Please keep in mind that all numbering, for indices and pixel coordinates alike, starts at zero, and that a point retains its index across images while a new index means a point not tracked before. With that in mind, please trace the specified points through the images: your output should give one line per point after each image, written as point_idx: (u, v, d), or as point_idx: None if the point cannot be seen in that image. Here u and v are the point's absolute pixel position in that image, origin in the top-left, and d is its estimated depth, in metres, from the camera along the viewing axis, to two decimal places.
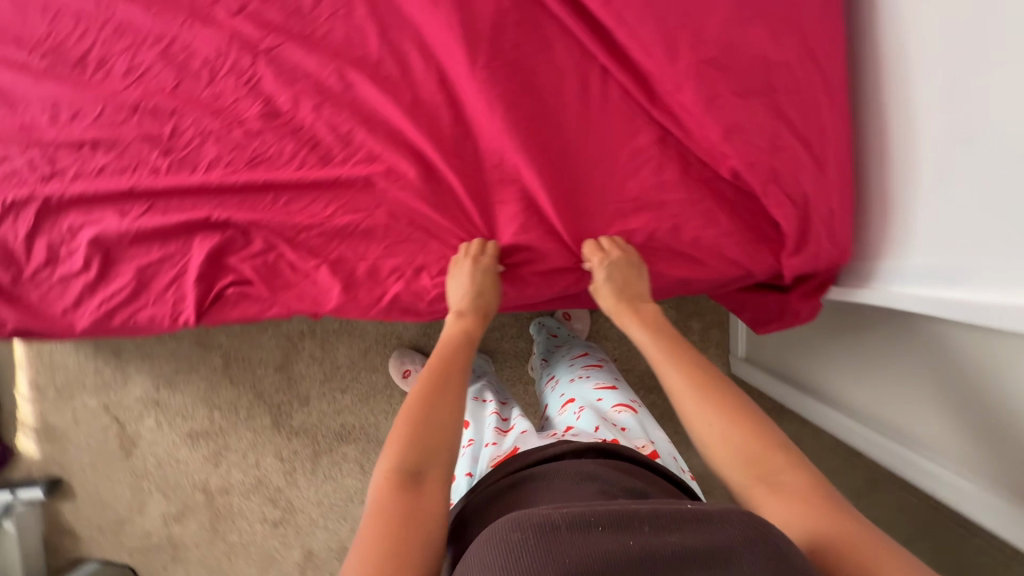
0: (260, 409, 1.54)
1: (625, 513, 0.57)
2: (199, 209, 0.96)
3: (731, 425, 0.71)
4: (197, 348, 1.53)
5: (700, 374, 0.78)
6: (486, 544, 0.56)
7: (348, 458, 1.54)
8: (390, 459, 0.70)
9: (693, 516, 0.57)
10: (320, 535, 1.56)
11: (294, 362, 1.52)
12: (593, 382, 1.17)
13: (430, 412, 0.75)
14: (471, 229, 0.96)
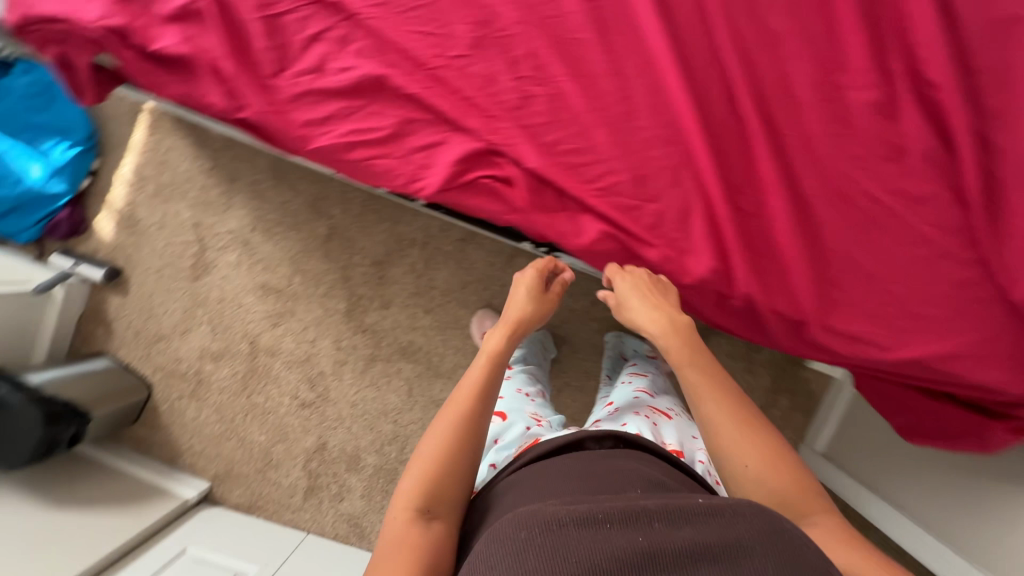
0: (340, 294, 1.51)
1: (634, 508, 0.51)
2: (387, 39, 0.73)
3: (759, 449, 0.59)
4: (308, 210, 1.50)
5: (702, 374, 0.64)
6: (491, 543, 0.51)
7: (400, 375, 1.51)
8: (408, 495, 0.68)
9: (703, 510, 0.51)
10: (341, 434, 1.53)
11: (393, 263, 1.50)
12: (631, 387, 1.04)
13: (451, 452, 0.72)
14: (697, 209, 0.70)
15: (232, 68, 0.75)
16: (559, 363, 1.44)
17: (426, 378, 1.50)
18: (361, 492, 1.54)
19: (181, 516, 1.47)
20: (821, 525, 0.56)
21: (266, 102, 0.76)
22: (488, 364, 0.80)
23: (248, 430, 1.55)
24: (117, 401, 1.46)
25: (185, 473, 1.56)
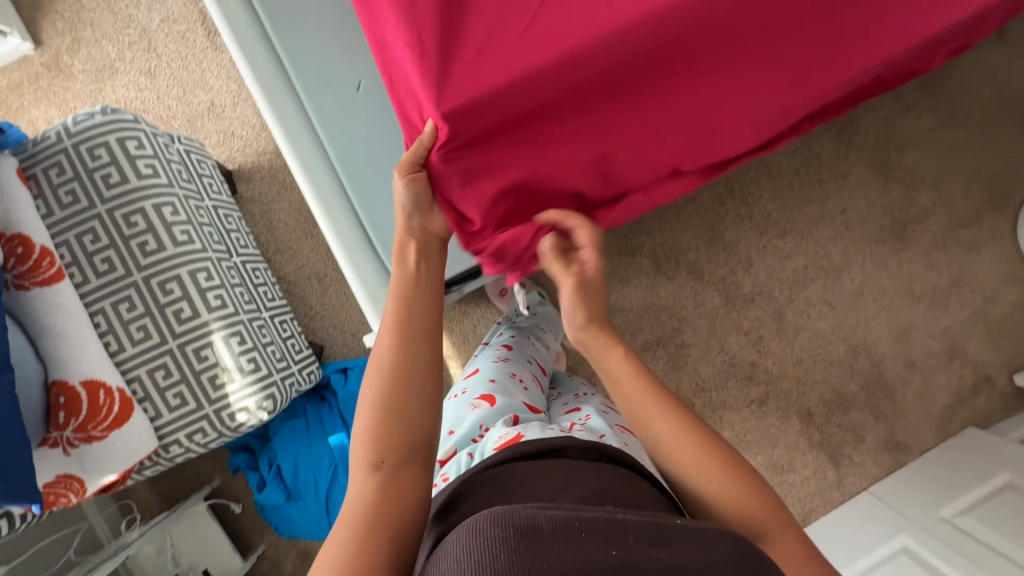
0: (710, 290, 1.42)
1: (611, 517, 0.47)
2: None
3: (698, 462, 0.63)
4: (624, 257, 1.42)
5: (642, 399, 0.68)
6: (462, 541, 0.47)
7: (812, 302, 1.42)
8: (370, 444, 0.64)
9: (676, 532, 0.48)
10: (814, 391, 1.44)
11: (722, 229, 1.41)
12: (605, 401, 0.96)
13: (405, 391, 0.67)
14: None
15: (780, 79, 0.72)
16: (914, 172, 1.40)
17: (833, 282, 1.42)
18: (874, 417, 1.44)
19: None
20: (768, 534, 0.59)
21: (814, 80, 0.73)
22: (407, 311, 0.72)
23: None
24: None
25: None
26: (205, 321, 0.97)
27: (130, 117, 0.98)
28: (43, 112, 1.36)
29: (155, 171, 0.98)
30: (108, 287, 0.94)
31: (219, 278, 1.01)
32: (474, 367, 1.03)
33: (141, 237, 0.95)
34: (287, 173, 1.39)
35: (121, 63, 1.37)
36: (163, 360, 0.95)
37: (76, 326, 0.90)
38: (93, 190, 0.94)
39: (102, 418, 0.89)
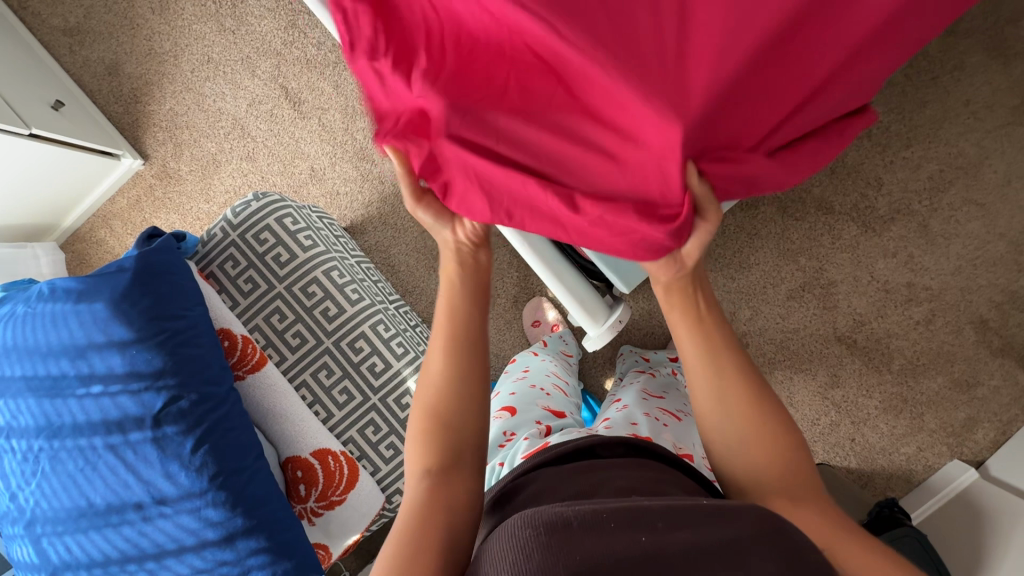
0: (844, 221, 1.36)
1: (638, 508, 0.50)
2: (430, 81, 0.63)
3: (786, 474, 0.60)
4: (748, 211, 1.39)
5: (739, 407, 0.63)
6: (498, 545, 0.49)
7: (958, 205, 1.34)
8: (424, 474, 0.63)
9: (706, 515, 0.49)
10: (983, 296, 1.35)
11: (842, 156, 1.36)
12: (641, 388, 1.07)
13: (456, 410, 0.66)
14: None
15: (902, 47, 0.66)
16: None
17: (974, 178, 1.33)
18: None
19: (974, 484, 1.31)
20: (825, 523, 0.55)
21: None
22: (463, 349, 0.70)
23: (923, 386, 1.38)
24: (846, 485, 1.32)
25: (933, 474, 1.38)
26: (398, 369, 0.99)
27: (279, 197, 1.01)
28: (165, 219, 1.44)
29: (314, 240, 1.01)
30: (305, 359, 0.98)
31: (394, 326, 1.02)
32: (495, 393, 1.13)
33: (321, 306, 0.98)
34: (396, 217, 1.41)
35: (223, 155, 1.44)
36: (369, 416, 0.98)
37: (290, 401, 0.93)
38: (269, 272, 0.98)
39: (337, 482, 0.92)
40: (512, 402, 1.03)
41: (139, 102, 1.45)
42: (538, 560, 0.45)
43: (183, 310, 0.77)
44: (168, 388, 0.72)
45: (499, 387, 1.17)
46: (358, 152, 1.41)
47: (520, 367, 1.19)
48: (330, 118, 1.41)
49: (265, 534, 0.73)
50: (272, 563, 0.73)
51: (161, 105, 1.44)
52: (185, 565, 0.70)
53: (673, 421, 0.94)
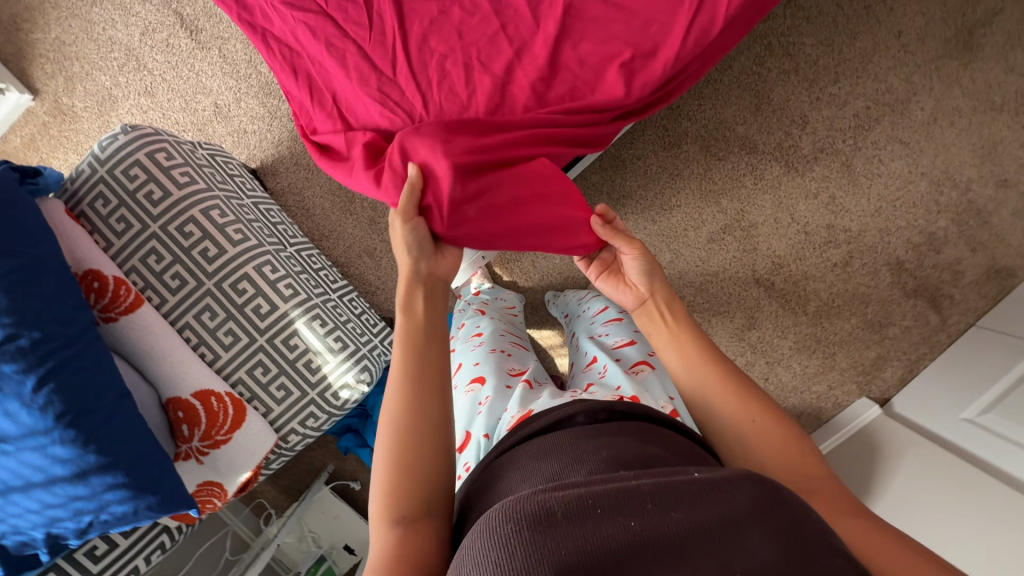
0: (768, 160, 1.34)
1: (622, 488, 0.46)
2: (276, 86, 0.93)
3: (779, 455, 0.62)
4: (670, 150, 1.35)
5: (724, 398, 0.68)
6: (479, 539, 0.44)
7: (882, 143, 1.32)
8: (388, 500, 0.59)
9: (696, 489, 0.46)
10: (901, 238, 1.36)
11: (768, 91, 1.31)
12: (610, 340, 0.98)
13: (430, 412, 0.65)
14: None
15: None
16: None
17: (902, 115, 1.30)
18: (972, 248, 1.35)
19: (878, 422, 1.36)
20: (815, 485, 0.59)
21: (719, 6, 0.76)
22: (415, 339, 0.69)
23: (837, 327, 1.41)
24: None
25: (841, 412, 1.43)
26: (285, 311, 0.98)
27: (152, 131, 0.96)
28: (64, 159, 1.36)
29: (192, 177, 0.97)
30: (186, 301, 0.95)
31: (283, 268, 1.01)
32: (459, 363, 1.00)
33: (200, 246, 0.95)
34: (308, 156, 1.35)
35: (119, 90, 1.35)
36: (257, 358, 0.97)
37: (170, 342, 0.92)
38: (141, 210, 0.94)
39: (221, 423, 0.92)
40: (483, 372, 0.92)
41: (22, 31, 1.34)
42: (521, 557, 0.41)
43: (22, 248, 0.74)
44: (5, 326, 0.70)
45: (460, 347, 1.06)
46: (263, 86, 1.33)
47: (479, 333, 1.06)
48: (231, 48, 1.32)
49: (123, 471, 0.73)
50: (132, 497, 0.73)
51: (46, 34, 1.34)
52: (34, 500, 0.71)
53: (650, 369, 0.87)
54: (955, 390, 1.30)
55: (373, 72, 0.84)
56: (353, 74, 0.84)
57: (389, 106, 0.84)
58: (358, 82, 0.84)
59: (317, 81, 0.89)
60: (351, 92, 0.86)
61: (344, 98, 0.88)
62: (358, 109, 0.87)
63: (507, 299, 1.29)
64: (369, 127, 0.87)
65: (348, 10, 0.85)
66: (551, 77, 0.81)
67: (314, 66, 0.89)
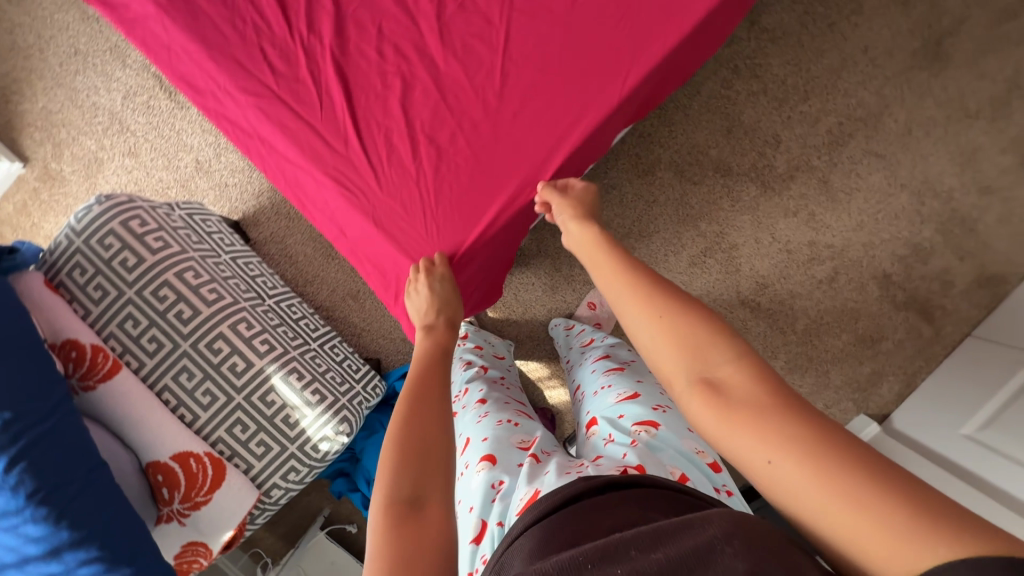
0: (743, 181, 1.33)
1: (606, 542, 0.49)
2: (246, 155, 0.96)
3: (693, 369, 0.54)
4: (644, 177, 1.35)
5: (656, 332, 0.59)
6: None
7: (859, 158, 1.31)
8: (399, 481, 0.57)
9: (674, 529, 0.48)
10: (886, 251, 1.34)
11: (739, 114, 1.31)
12: (612, 394, 0.92)
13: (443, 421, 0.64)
14: None
15: (588, 36, 0.81)
16: None
17: (876, 128, 1.30)
18: (960, 257, 1.33)
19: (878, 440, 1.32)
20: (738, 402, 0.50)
21: (649, 44, 0.78)
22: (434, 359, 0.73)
23: (827, 344, 1.38)
24: None
25: None
26: (261, 367, 0.99)
27: (125, 198, 0.99)
28: (54, 223, 1.40)
29: (166, 241, 0.99)
30: (164, 363, 0.97)
31: (259, 323, 1.03)
32: (463, 437, 0.92)
33: (175, 309, 0.97)
34: (289, 205, 1.38)
35: (105, 152, 1.39)
36: (236, 416, 0.98)
37: (148, 405, 0.93)
38: (117, 277, 0.96)
39: (201, 484, 0.93)
40: (490, 449, 0.84)
41: (13, 103, 1.40)
42: None
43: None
44: None
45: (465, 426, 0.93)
46: None
47: (481, 399, 0.98)
48: None
49: (98, 544, 0.74)
50: (107, 570, 0.74)
51: (35, 104, 1.39)
52: None
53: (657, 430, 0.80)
54: (953, 403, 1.26)
55: (322, 152, 0.86)
56: (303, 152, 0.86)
57: (339, 183, 0.85)
58: (311, 159, 0.86)
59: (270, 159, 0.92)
60: (304, 171, 0.88)
61: (299, 177, 0.91)
62: (312, 184, 0.89)
63: (498, 350, 1.23)
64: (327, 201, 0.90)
65: (296, 91, 0.88)
66: (493, 146, 0.83)
67: (268, 147, 0.91)
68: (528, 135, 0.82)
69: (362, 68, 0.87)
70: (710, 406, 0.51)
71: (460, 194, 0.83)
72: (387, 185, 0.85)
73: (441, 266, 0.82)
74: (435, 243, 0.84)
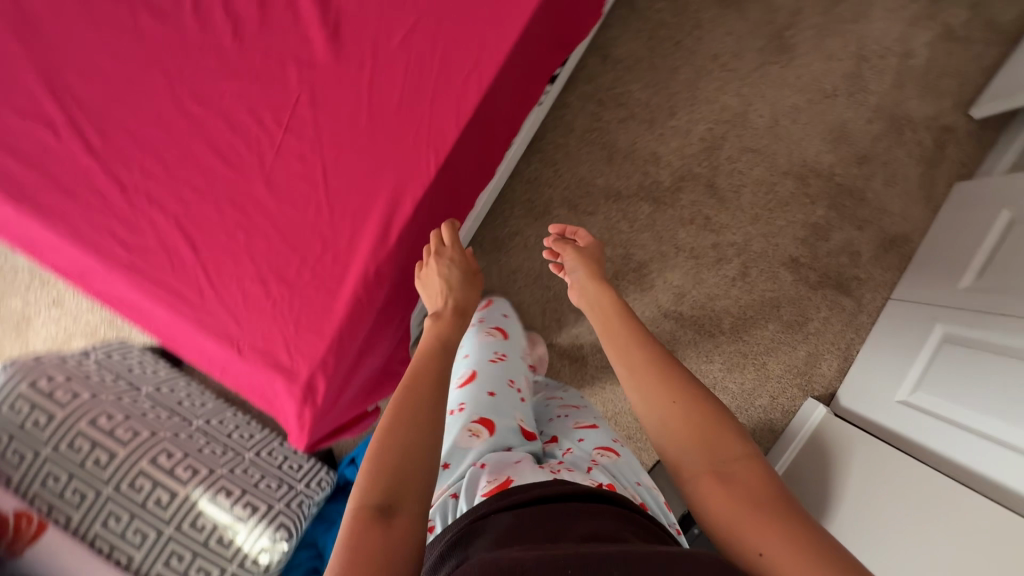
0: (635, 202, 1.38)
1: (598, 555, 0.45)
2: (57, 274, 0.79)
3: (700, 438, 0.63)
4: (541, 219, 1.40)
5: (653, 390, 0.68)
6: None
7: (735, 157, 1.36)
8: (371, 482, 0.53)
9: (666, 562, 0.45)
10: (787, 237, 1.37)
11: (614, 141, 1.37)
12: (572, 421, 0.90)
13: (416, 432, 0.57)
14: None
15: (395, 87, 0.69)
16: None
17: (744, 126, 1.35)
18: (858, 227, 1.36)
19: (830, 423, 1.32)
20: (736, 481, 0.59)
21: (465, 87, 0.69)
22: (431, 346, 0.66)
23: (757, 337, 1.40)
24: None
25: (791, 420, 1.39)
26: (186, 494, 1.02)
27: (31, 362, 1.04)
28: None
29: (75, 393, 1.04)
30: (90, 513, 0.98)
31: (180, 450, 1.06)
32: (466, 371, 0.93)
33: (92, 457, 1.00)
34: None
35: (31, 309, 1.44)
36: (169, 548, 0.99)
37: (78, 557, 0.93)
38: (31, 439, 0.99)
39: None
40: (487, 407, 0.84)
41: None
42: None
43: None
44: None
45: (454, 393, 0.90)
46: None
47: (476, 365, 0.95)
48: None
49: None
50: None
51: None
52: None
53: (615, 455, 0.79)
54: (886, 371, 1.26)
55: (152, 265, 0.74)
56: (128, 269, 0.74)
57: (178, 297, 0.73)
58: (138, 275, 0.74)
59: (92, 279, 0.77)
60: (131, 288, 0.74)
61: (124, 292, 0.75)
62: (144, 302, 0.75)
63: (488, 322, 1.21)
64: (164, 317, 0.75)
65: (101, 201, 0.74)
66: (342, 221, 0.71)
67: (80, 266, 0.76)
68: (362, 221, 0.71)
69: (167, 160, 0.72)
70: (720, 493, 0.58)
71: (318, 285, 0.72)
72: (218, 305, 0.73)
73: (451, 249, 0.76)
74: (288, 357, 0.73)
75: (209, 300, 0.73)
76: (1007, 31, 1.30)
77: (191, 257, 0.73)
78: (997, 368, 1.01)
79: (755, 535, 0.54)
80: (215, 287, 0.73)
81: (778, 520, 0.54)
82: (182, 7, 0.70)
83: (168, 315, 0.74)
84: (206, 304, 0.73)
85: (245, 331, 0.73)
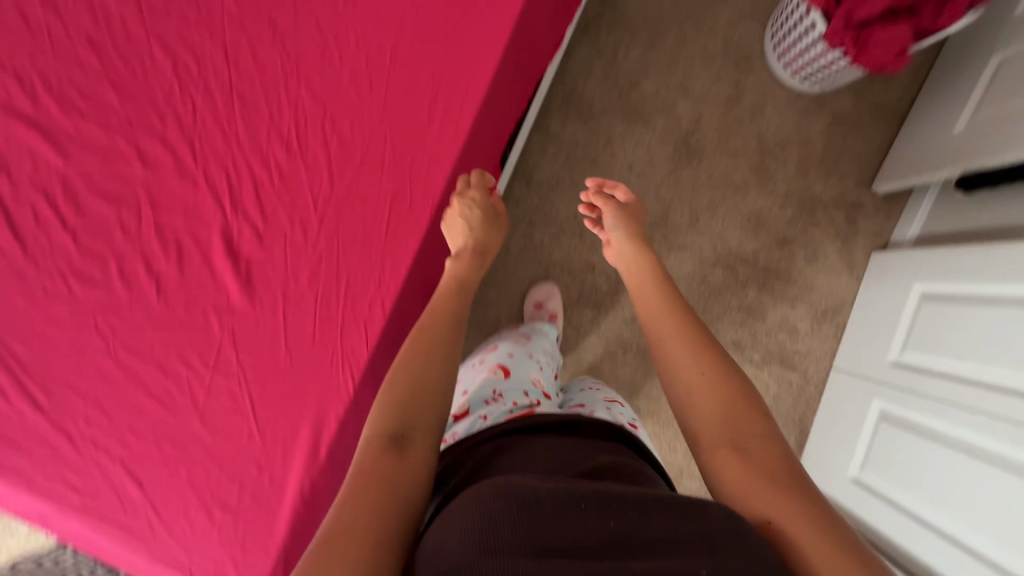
0: (578, 308, 1.45)
1: (609, 492, 0.51)
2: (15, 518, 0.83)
3: (721, 401, 0.67)
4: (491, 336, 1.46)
5: (679, 352, 0.73)
6: (471, 503, 0.50)
7: (664, 255, 1.44)
8: (384, 415, 0.58)
9: (674, 502, 0.51)
10: (726, 322, 1.44)
11: (549, 255, 1.44)
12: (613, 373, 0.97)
13: (426, 370, 0.63)
14: None
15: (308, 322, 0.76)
16: (665, 99, 1.42)
17: (668, 227, 1.44)
18: (791, 304, 1.43)
19: None
20: (755, 457, 0.61)
21: (370, 314, 0.76)
22: (450, 286, 0.72)
23: None
24: None
25: None
26: None
27: None
28: None
29: None
30: None
31: None
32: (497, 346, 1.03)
33: None
34: None
35: None
36: None
37: None
38: None
39: None
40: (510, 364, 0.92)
41: None
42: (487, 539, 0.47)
43: None
44: None
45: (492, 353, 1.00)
46: None
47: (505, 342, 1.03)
48: None
49: None
50: None
51: None
52: None
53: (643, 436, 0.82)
54: (837, 445, 1.31)
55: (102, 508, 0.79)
56: (80, 514, 0.78)
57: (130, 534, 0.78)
58: (89, 519, 0.78)
59: (48, 523, 0.81)
60: (86, 531, 0.79)
61: (80, 533, 0.80)
62: (99, 541, 0.79)
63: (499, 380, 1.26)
64: (118, 553, 0.79)
65: (48, 454, 0.79)
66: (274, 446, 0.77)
67: (37, 513, 0.81)
68: (293, 444, 0.77)
69: (110, 410, 0.78)
70: (740, 468, 0.60)
71: (258, 508, 0.77)
72: (169, 537, 0.78)
73: (477, 192, 0.76)
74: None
75: (159, 533, 0.78)
76: (890, 112, 1.40)
77: (140, 496, 0.78)
78: (954, 463, 1.01)
79: (765, 500, 0.56)
80: (164, 520, 0.78)
81: (787, 491, 0.57)
82: (110, 275, 0.77)
83: (123, 551, 0.79)
84: (158, 539, 0.78)
85: (195, 559, 0.78)
